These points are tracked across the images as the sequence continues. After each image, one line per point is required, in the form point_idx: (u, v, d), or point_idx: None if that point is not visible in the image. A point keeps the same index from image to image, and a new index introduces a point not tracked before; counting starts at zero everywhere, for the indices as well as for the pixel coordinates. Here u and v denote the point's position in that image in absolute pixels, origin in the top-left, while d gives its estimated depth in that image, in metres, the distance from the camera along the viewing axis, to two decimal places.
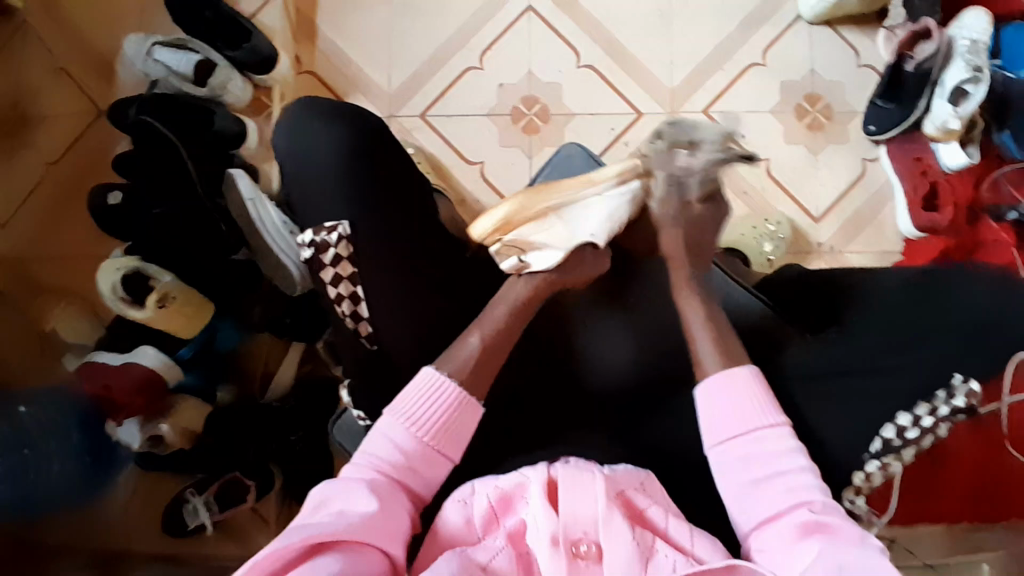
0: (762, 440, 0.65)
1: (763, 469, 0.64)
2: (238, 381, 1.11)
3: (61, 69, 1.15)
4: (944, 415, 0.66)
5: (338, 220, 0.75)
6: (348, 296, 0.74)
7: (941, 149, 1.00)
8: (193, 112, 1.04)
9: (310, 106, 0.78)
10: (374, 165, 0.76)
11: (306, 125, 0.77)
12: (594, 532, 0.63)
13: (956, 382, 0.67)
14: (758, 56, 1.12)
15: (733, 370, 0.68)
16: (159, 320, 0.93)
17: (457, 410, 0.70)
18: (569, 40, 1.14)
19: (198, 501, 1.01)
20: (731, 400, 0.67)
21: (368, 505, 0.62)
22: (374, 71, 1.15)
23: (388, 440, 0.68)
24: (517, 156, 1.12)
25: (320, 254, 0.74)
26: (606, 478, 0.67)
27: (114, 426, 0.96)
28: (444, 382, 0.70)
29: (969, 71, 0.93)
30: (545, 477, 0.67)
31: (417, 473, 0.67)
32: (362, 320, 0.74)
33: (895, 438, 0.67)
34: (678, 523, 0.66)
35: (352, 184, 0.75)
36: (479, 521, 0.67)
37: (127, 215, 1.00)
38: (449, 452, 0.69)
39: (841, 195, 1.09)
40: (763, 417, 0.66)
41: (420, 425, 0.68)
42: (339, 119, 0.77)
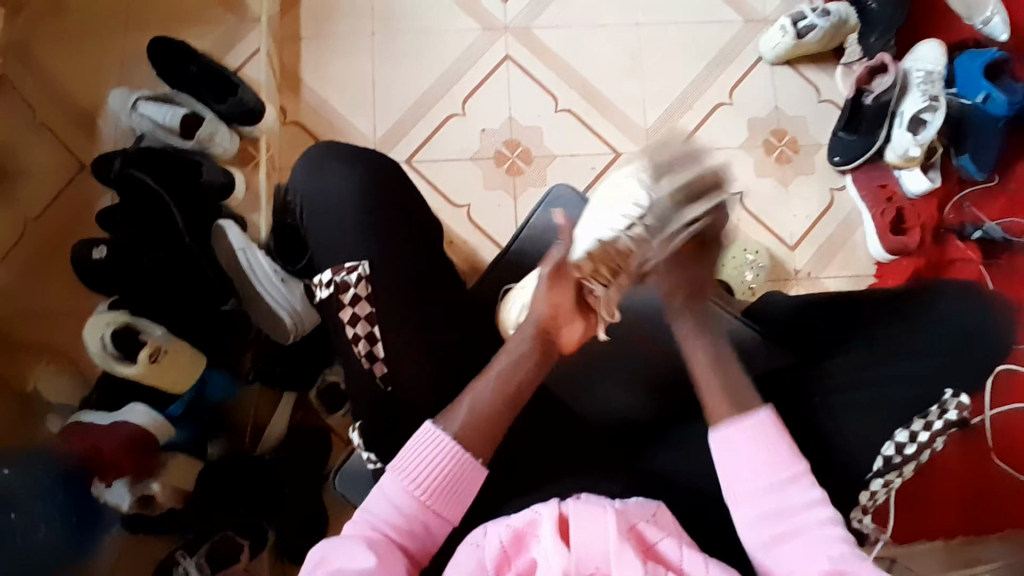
0: (783, 493, 0.64)
1: (781, 512, 0.64)
2: (227, 436, 1.08)
3: (43, 124, 1.13)
4: (940, 429, 0.69)
5: (358, 261, 0.75)
6: (365, 336, 0.74)
7: (905, 176, 1.09)
8: (181, 165, 1.04)
9: (330, 149, 0.82)
10: (386, 201, 0.79)
11: (318, 174, 0.80)
12: (606, 568, 0.63)
13: (947, 397, 0.70)
14: (725, 96, 1.19)
15: (743, 419, 0.67)
16: (150, 375, 0.92)
17: (456, 469, 0.67)
18: (548, 85, 1.19)
19: (190, 563, 0.97)
20: (745, 450, 0.66)
21: (368, 562, 0.60)
22: (358, 119, 1.18)
23: (388, 499, 0.66)
24: (501, 197, 1.15)
25: (339, 293, 0.74)
26: (617, 513, 0.66)
27: (101, 487, 0.92)
28: (444, 440, 0.67)
29: (925, 100, 1.03)
30: (556, 514, 0.66)
31: (415, 535, 0.66)
32: (377, 361, 0.74)
33: (896, 455, 0.68)
34: (693, 552, 0.65)
35: (365, 225, 0.77)
36: (491, 559, 0.66)
37: (111, 272, 0.97)
38: (447, 513, 0.67)
39: (812, 223, 1.15)
40: (785, 468, 0.65)
41: (417, 482, 0.66)
42: (359, 160, 0.81)
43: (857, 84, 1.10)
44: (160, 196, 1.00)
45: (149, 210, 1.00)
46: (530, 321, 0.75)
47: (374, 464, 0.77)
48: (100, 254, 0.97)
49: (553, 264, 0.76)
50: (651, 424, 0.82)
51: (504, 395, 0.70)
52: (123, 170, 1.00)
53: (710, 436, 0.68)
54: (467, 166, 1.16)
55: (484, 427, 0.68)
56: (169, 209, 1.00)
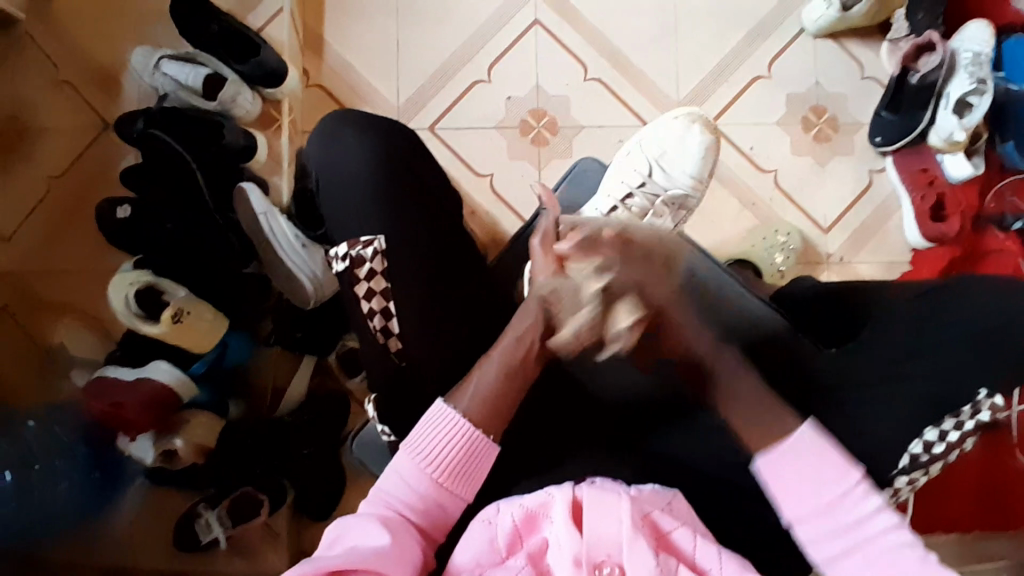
0: (841, 507, 0.61)
1: (843, 530, 0.60)
2: (246, 398, 1.09)
3: (65, 82, 1.12)
4: (970, 430, 0.66)
5: (373, 236, 0.74)
6: (379, 311, 0.72)
7: (947, 161, 1.05)
8: (202, 124, 1.03)
9: (340, 117, 0.79)
10: (402, 172, 0.76)
11: (331, 142, 0.78)
12: (618, 556, 0.61)
13: (981, 397, 0.66)
14: (763, 69, 1.13)
15: (790, 440, 0.63)
16: (172, 336, 0.93)
17: (469, 446, 0.67)
18: (576, 53, 1.15)
19: (212, 515, 1.00)
20: (796, 469, 0.63)
21: (382, 540, 0.59)
22: (382, 84, 1.16)
23: (400, 477, 0.65)
24: (524, 168, 1.12)
25: (354, 267, 0.73)
26: (631, 499, 0.64)
27: (125, 442, 0.94)
28: (454, 416, 0.67)
29: (972, 82, 1.00)
30: (570, 498, 0.64)
31: (431, 514, 0.65)
32: (391, 336, 0.72)
33: (922, 453, 0.67)
34: (706, 541, 0.64)
35: (379, 195, 0.75)
36: (501, 540, 0.64)
37: (133, 232, 0.97)
38: (461, 491, 0.66)
39: (848, 205, 1.11)
40: (841, 480, 0.61)
41: (432, 462, 0.65)
42: (372, 130, 0.78)
43: (902, 62, 1.03)
44: (184, 158, 1.00)
45: (178, 176, 1.00)
46: (534, 296, 0.73)
47: (390, 437, 0.75)
48: (124, 214, 0.97)
49: (543, 234, 0.77)
50: (672, 408, 0.76)
51: (512, 365, 0.70)
52: (145, 130, 0.99)
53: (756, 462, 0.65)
54: (491, 135, 1.13)
55: (499, 403, 0.69)
56: (194, 174, 1.00)
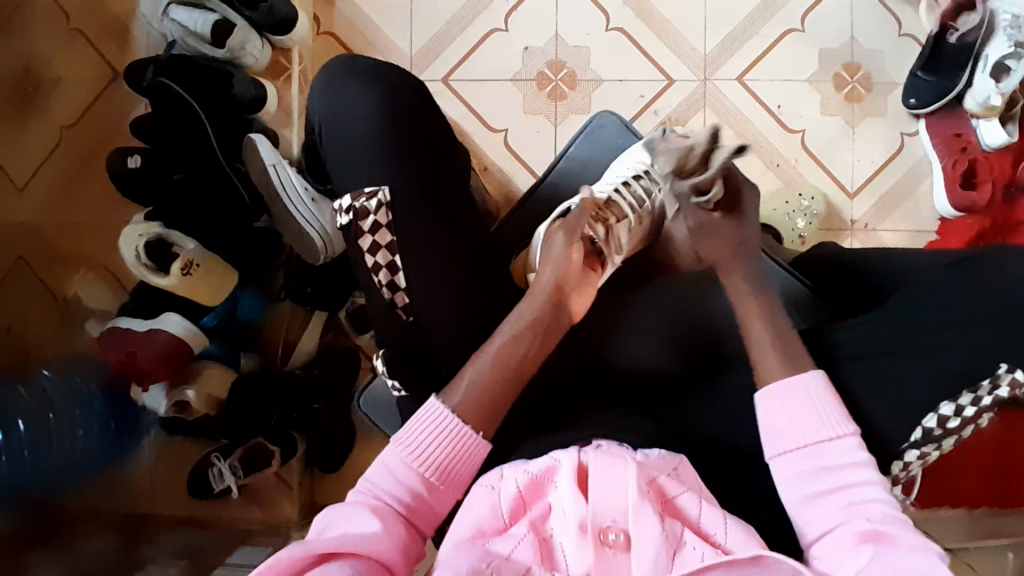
0: (824, 450, 0.62)
1: (826, 470, 0.61)
2: (258, 349, 1.11)
3: (76, 30, 1.10)
4: (988, 406, 0.62)
5: (378, 186, 0.71)
6: (385, 267, 0.71)
7: (982, 127, 1.00)
8: (212, 74, 1.00)
9: (347, 66, 0.76)
10: (405, 131, 0.73)
11: (335, 92, 0.75)
12: (623, 523, 0.60)
13: (1001, 372, 0.62)
14: (796, 21, 1.07)
15: (794, 376, 0.65)
16: (183, 287, 0.93)
17: (460, 442, 0.66)
18: (599, 1, 1.09)
19: (224, 464, 1.02)
20: (792, 406, 0.64)
21: (371, 526, 0.59)
22: (394, 32, 1.12)
23: (390, 471, 0.65)
24: (541, 124, 1.09)
25: (359, 220, 0.71)
26: (638, 466, 0.63)
27: (138, 392, 0.97)
28: (444, 414, 0.66)
29: (1011, 45, 0.94)
30: (576, 462, 0.64)
31: (421, 511, 0.64)
32: (398, 291, 0.71)
33: (936, 428, 0.63)
34: (712, 509, 0.62)
35: (385, 153, 0.72)
36: (505, 506, 0.63)
37: (145, 181, 0.97)
38: (451, 490, 0.66)
39: (877, 169, 1.06)
40: (831, 428, 0.62)
41: (422, 458, 0.65)
42: (377, 83, 0.74)
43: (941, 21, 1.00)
44: (189, 105, 0.96)
45: (178, 123, 0.96)
46: (539, 288, 0.71)
47: (400, 391, 0.76)
48: (134, 164, 0.96)
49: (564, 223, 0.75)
50: (678, 380, 0.76)
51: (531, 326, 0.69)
52: (154, 78, 0.96)
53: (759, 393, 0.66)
54: (507, 88, 1.10)
55: (514, 372, 0.68)
56: (201, 123, 0.97)
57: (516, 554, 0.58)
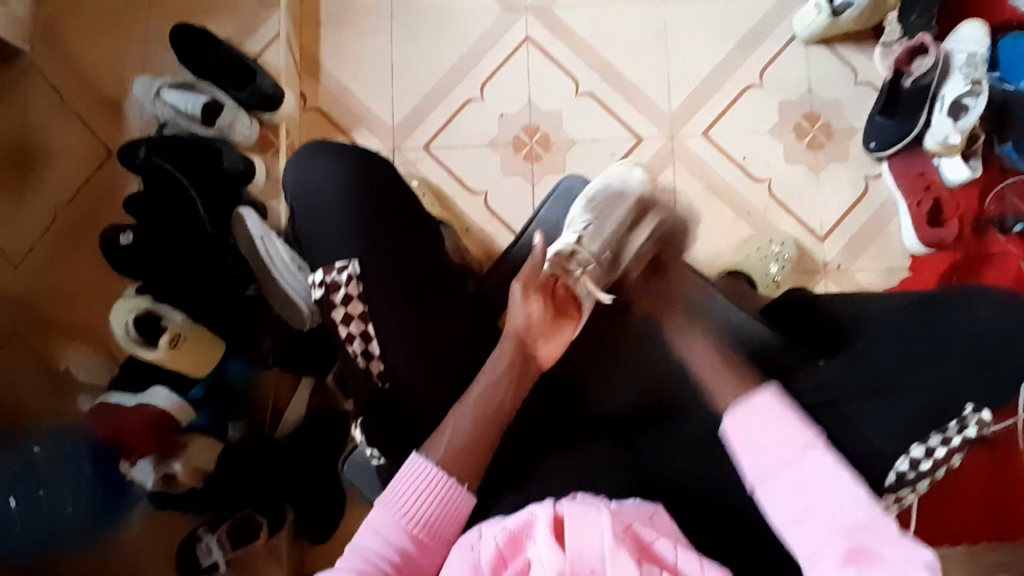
0: (797, 464, 0.59)
1: (800, 488, 0.58)
2: (249, 414, 1.10)
3: (71, 111, 1.14)
4: (959, 446, 0.62)
5: (348, 259, 0.74)
6: (359, 335, 0.73)
7: (945, 164, 1.03)
8: (201, 152, 1.05)
9: (319, 148, 0.78)
10: (375, 202, 0.76)
11: (302, 168, 0.78)
12: (601, 571, 0.57)
13: (968, 414, 0.62)
14: (755, 77, 1.13)
15: (750, 398, 0.63)
16: (171, 360, 0.95)
17: (443, 494, 0.66)
18: (568, 68, 1.16)
19: (212, 539, 1.02)
20: (757, 430, 0.62)
21: None
22: (376, 105, 1.18)
23: (376, 532, 0.64)
24: (519, 183, 1.13)
25: (331, 293, 0.73)
26: (612, 514, 0.62)
27: (126, 466, 0.96)
28: (426, 466, 0.67)
29: (967, 84, 0.98)
30: (551, 513, 0.61)
31: (409, 570, 0.63)
32: (374, 359, 0.73)
33: (909, 471, 0.63)
34: (688, 550, 0.61)
35: (357, 221, 0.74)
36: (485, 565, 0.61)
37: (139, 256, 1.00)
38: (439, 541, 0.65)
39: (845, 212, 1.10)
40: (795, 439, 0.60)
41: (409, 514, 0.65)
42: (344, 160, 0.77)
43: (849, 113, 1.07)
44: (183, 184, 1.02)
45: (171, 199, 1.02)
46: (511, 333, 0.75)
47: (379, 460, 0.75)
48: (127, 240, 1.00)
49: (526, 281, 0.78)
50: (662, 420, 0.75)
51: (514, 372, 0.72)
52: (148, 158, 1.02)
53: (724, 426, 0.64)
54: (485, 152, 1.15)
55: (496, 418, 0.70)
56: (194, 200, 1.02)
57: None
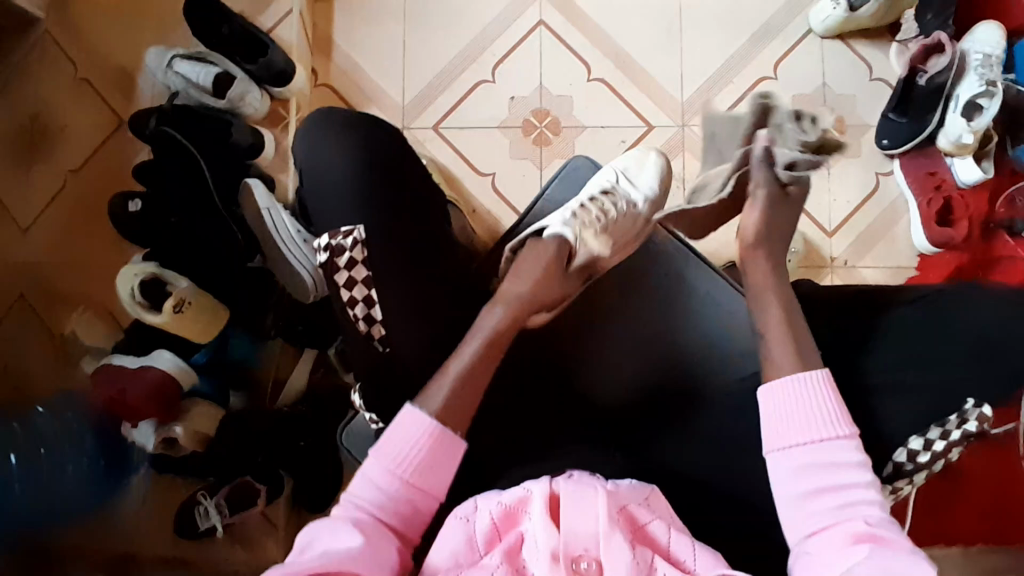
0: (828, 447, 0.61)
1: (828, 468, 0.60)
2: (249, 389, 1.11)
3: (84, 80, 1.15)
4: (957, 440, 0.65)
5: (354, 225, 0.73)
6: (361, 301, 0.72)
7: (957, 165, 1.02)
8: (210, 122, 1.05)
9: (325, 118, 0.78)
10: (379, 175, 0.76)
11: (310, 138, 0.77)
12: (595, 552, 0.59)
13: (968, 407, 0.66)
14: (769, 70, 1.12)
15: (803, 373, 0.64)
16: (174, 324, 0.96)
17: (434, 445, 0.65)
18: (580, 53, 1.15)
19: (210, 503, 1.02)
20: (794, 409, 0.63)
21: (354, 542, 0.58)
22: (387, 83, 1.18)
23: (369, 480, 0.64)
24: (527, 168, 1.13)
25: (335, 257, 0.72)
26: (608, 493, 0.62)
27: (130, 429, 0.98)
28: (420, 416, 0.65)
29: (982, 84, 0.96)
30: (548, 492, 0.62)
31: (402, 516, 0.63)
32: (375, 324, 0.72)
33: (907, 462, 0.66)
34: (681, 535, 0.62)
35: (360, 193, 0.75)
36: (480, 538, 0.62)
37: (146, 222, 1.02)
38: (432, 488, 0.64)
39: (854, 209, 1.09)
40: (832, 426, 0.62)
41: (401, 463, 0.64)
42: (350, 130, 0.77)
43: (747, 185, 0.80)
44: (189, 150, 1.02)
45: (178, 167, 1.01)
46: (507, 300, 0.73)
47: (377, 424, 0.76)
48: (135, 208, 1.02)
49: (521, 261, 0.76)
50: (657, 408, 0.75)
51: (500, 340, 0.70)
52: (157, 128, 1.01)
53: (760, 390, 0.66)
54: (494, 135, 1.14)
55: (479, 384, 0.68)
56: (201, 168, 1.02)
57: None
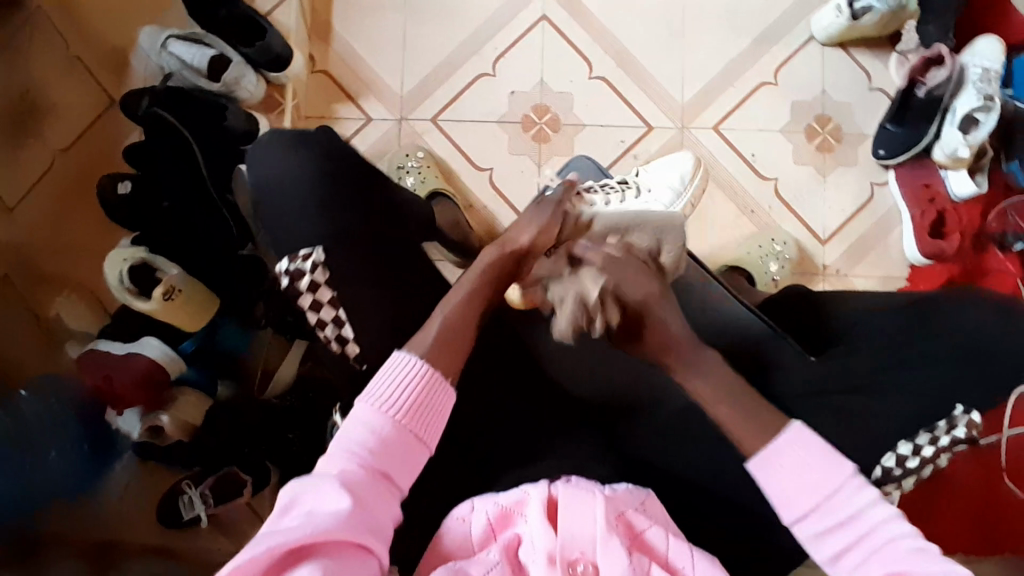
0: (838, 499, 0.58)
1: (842, 522, 0.57)
2: (237, 379, 1.09)
3: (77, 58, 1.12)
4: (945, 445, 0.67)
5: (313, 246, 0.72)
6: (330, 321, 0.71)
7: (951, 177, 1.03)
8: (205, 106, 1.04)
9: (276, 135, 0.79)
10: (338, 186, 0.75)
11: (262, 159, 0.77)
12: (591, 555, 0.59)
13: (956, 413, 0.67)
14: (769, 75, 1.12)
15: (780, 435, 0.61)
16: (163, 311, 0.94)
17: (427, 389, 0.63)
18: (582, 50, 1.14)
19: (195, 493, 1.02)
20: (790, 465, 0.60)
21: (342, 504, 0.54)
22: (385, 73, 1.16)
23: (361, 427, 0.60)
24: (525, 164, 1.12)
25: (296, 281, 0.71)
26: (606, 498, 0.62)
27: (114, 415, 0.99)
28: (410, 362, 0.64)
29: (980, 99, 0.97)
30: (546, 495, 0.62)
31: (390, 461, 0.60)
32: (347, 343, 0.70)
33: (897, 467, 0.66)
34: (679, 541, 0.62)
35: (316, 204, 0.74)
36: (475, 537, 0.62)
37: (136, 206, 0.99)
38: (424, 435, 0.62)
39: (848, 218, 1.09)
40: (832, 474, 0.59)
41: (393, 404, 0.61)
42: (301, 144, 0.77)
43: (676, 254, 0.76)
44: (181, 134, 1.00)
45: (172, 154, 1.00)
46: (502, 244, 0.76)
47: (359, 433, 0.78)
48: (125, 189, 0.99)
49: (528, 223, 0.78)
50: (653, 412, 0.75)
51: (482, 282, 0.72)
52: (150, 108, 1.00)
53: (750, 464, 0.62)
54: (493, 129, 1.13)
55: (463, 327, 0.68)
56: (194, 153, 1.00)
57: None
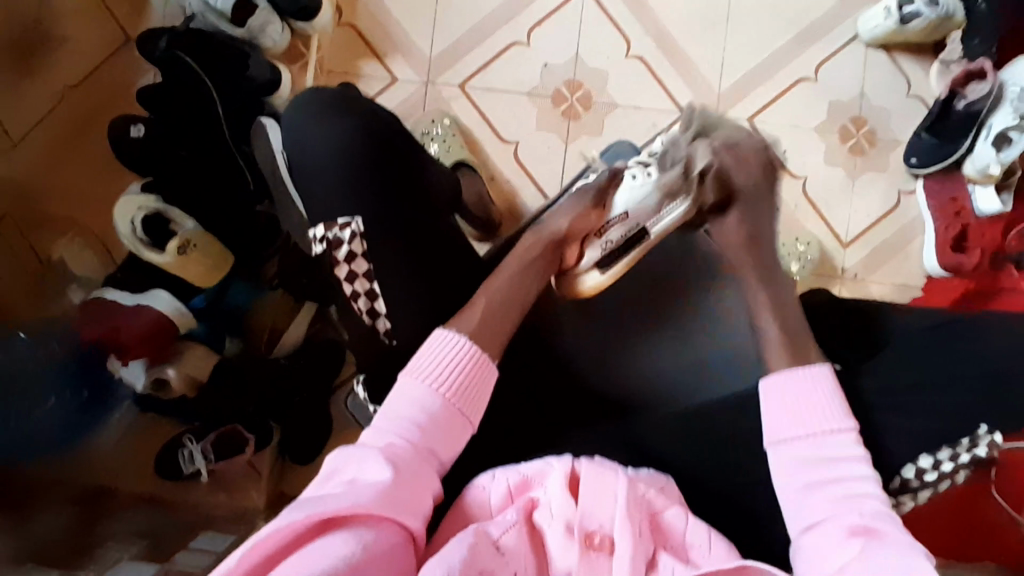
0: (826, 440, 0.62)
1: (826, 472, 0.60)
2: (247, 335, 1.08)
3: None
4: (965, 463, 0.63)
5: (351, 217, 0.67)
6: (363, 294, 0.67)
7: (978, 193, 1.01)
8: (229, 53, 0.99)
9: (313, 100, 0.73)
10: (372, 165, 0.69)
11: (299, 120, 0.72)
12: (607, 530, 0.57)
13: (980, 432, 0.63)
14: (809, 71, 1.10)
15: (795, 377, 0.65)
16: (176, 266, 0.91)
17: (470, 369, 0.63)
18: (622, 27, 1.10)
19: (196, 448, 1.00)
20: (798, 397, 0.64)
21: (382, 475, 0.54)
22: (416, 32, 1.12)
23: (407, 401, 0.60)
24: (552, 140, 1.09)
25: (332, 250, 0.67)
26: (628, 480, 0.59)
27: (117, 365, 0.94)
28: (454, 339, 0.63)
29: (1016, 117, 0.94)
30: (568, 469, 0.60)
31: (436, 439, 0.60)
32: (379, 317, 0.67)
33: (913, 479, 0.65)
34: (697, 522, 0.59)
35: (350, 184, 0.68)
36: (495, 503, 0.60)
37: (145, 154, 0.94)
38: (467, 414, 0.61)
39: (873, 222, 1.09)
40: (837, 422, 0.62)
41: (438, 380, 0.61)
42: (339, 110, 0.72)
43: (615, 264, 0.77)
44: (202, 82, 0.95)
45: (192, 99, 0.95)
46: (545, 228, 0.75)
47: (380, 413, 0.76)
48: (138, 134, 0.93)
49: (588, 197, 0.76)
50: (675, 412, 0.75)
51: (520, 264, 0.71)
52: (168, 50, 0.94)
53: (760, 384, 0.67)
54: (523, 101, 1.10)
55: (494, 318, 0.67)
56: (213, 100, 0.95)
57: (504, 540, 0.56)
